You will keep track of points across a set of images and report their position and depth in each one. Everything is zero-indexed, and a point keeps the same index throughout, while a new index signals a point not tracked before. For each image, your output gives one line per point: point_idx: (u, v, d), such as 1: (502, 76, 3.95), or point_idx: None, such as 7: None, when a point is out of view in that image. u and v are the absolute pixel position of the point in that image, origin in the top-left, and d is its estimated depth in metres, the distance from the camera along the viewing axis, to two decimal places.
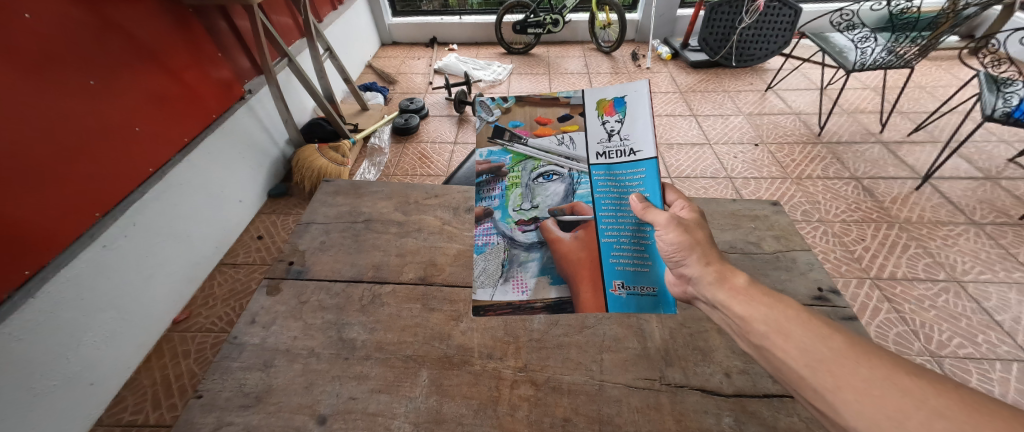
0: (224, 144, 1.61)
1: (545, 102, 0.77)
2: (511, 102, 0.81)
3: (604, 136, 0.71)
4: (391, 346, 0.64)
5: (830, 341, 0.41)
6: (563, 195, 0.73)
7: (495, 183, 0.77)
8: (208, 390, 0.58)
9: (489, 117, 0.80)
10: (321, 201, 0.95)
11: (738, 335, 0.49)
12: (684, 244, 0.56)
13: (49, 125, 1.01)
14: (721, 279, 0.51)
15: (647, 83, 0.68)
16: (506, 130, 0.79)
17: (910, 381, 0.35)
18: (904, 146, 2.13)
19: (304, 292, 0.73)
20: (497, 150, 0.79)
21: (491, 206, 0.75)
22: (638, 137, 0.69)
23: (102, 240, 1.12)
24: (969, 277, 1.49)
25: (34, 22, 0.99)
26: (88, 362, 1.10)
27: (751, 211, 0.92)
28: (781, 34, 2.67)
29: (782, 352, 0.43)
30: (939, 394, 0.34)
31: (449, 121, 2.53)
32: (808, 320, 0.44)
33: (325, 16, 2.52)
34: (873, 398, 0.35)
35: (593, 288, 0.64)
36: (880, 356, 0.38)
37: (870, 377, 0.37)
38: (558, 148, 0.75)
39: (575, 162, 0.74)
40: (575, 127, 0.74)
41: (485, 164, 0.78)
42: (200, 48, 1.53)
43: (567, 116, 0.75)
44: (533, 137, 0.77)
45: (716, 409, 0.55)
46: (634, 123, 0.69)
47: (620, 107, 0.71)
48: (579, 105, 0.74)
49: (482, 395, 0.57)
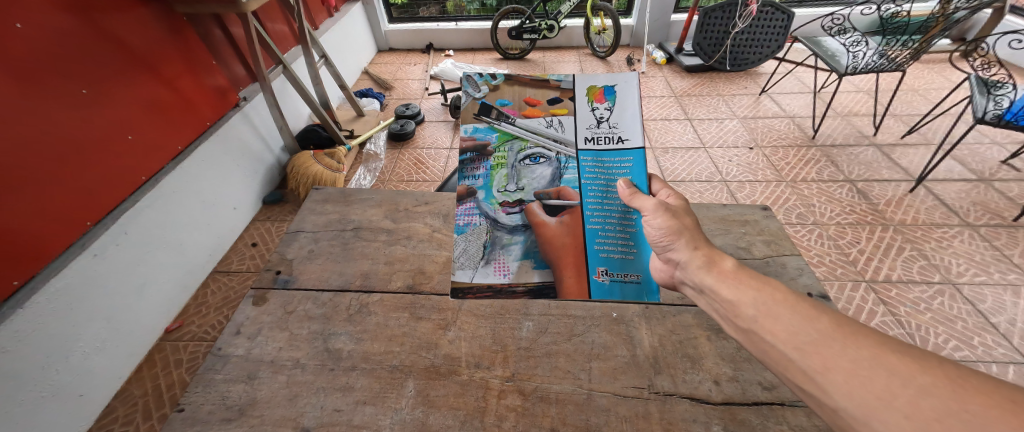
0: (217, 150, 1.60)
1: (535, 83, 0.70)
2: (500, 79, 0.71)
3: (593, 122, 0.69)
4: (377, 357, 0.63)
5: (817, 324, 0.40)
6: (549, 179, 0.70)
7: (479, 163, 0.71)
8: (190, 403, 0.57)
9: (477, 93, 0.71)
10: (310, 208, 0.95)
11: (725, 321, 0.48)
12: (673, 229, 0.56)
13: (47, 134, 1.02)
14: (710, 264, 0.51)
15: (637, 74, 0.67)
16: (493, 109, 0.71)
17: (897, 359, 0.35)
18: (897, 148, 2.13)
19: (291, 302, 0.72)
20: (482, 127, 0.72)
21: (474, 186, 0.71)
22: (626, 127, 0.68)
23: (92, 249, 1.11)
24: (963, 279, 1.49)
25: (25, 31, 0.99)
26: (77, 374, 1.09)
27: (742, 215, 0.91)
28: (775, 38, 2.73)
29: (771, 334, 0.42)
30: (924, 372, 0.33)
31: (444, 126, 2.53)
32: (796, 302, 0.43)
33: (319, 22, 2.54)
34: (862, 379, 0.35)
35: (577, 272, 0.65)
36: (866, 335, 0.38)
37: (857, 357, 0.36)
38: (547, 130, 0.70)
39: (564, 146, 0.69)
40: (564, 111, 0.69)
41: (469, 142, 0.71)
42: (195, 56, 1.54)
43: (557, 100, 0.69)
44: (521, 117, 0.70)
45: (705, 418, 0.55)
46: (623, 112, 0.68)
47: (610, 95, 0.68)
48: (570, 90, 0.69)
49: (469, 406, 0.57)
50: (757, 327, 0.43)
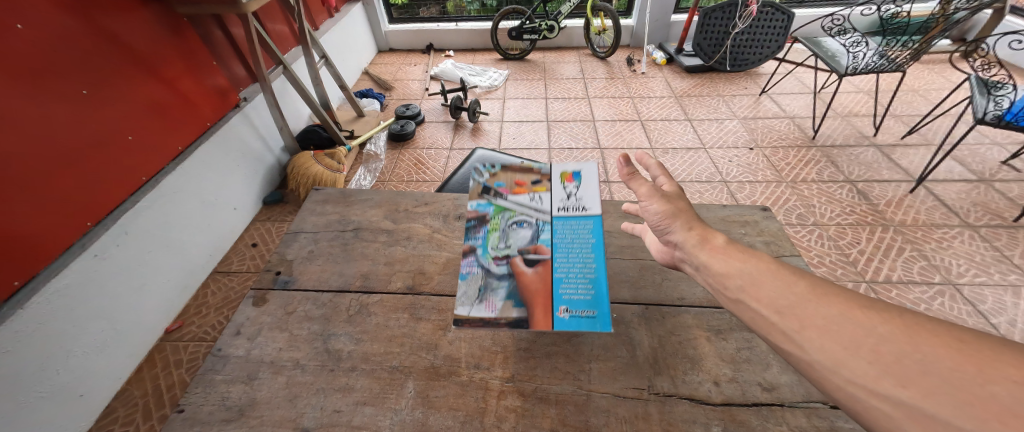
0: (218, 150, 1.60)
1: (523, 171, 0.84)
2: (498, 168, 0.85)
3: (564, 197, 0.77)
4: (377, 357, 0.63)
5: (794, 288, 0.44)
6: (529, 238, 0.73)
7: (479, 228, 0.77)
8: (191, 404, 0.58)
9: (479, 177, 0.84)
10: (310, 209, 0.95)
11: (715, 292, 0.51)
12: (669, 212, 0.57)
13: (48, 135, 1.03)
14: (703, 241, 0.53)
15: (596, 163, 0.78)
16: (491, 189, 0.82)
17: (862, 313, 0.39)
18: (898, 149, 2.13)
19: (291, 303, 0.72)
20: (483, 202, 0.80)
21: (475, 244, 0.75)
22: (590, 200, 0.76)
23: (92, 250, 1.11)
24: (964, 280, 1.49)
25: (26, 32, 0.99)
26: (78, 374, 1.09)
27: (741, 216, 0.91)
28: (775, 38, 2.73)
29: (754, 300, 0.45)
30: (885, 322, 0.37)
31: (444, 126, 2.53)
32: (778, 270, 0.46)
33: (320, 23, 2.54)
34: (833, 333, 0.38)
35: (543, 307, 0.63)
36: (837, 294, 0.41)
37: (828, 314, 0.40)
38: (530, 204, 0.78)
39: (541, 213, 0.76)
40: (543, 189, 0.79)
41: (473, 212, 0.79)
42: (196, 57, 1.54)
43: (538, 181, 0.81)
44: (512, 195, 0.80)
45: (705, 419, 0.55)
46: (588, 189, 0.76)
47: (577, 177, 0.79)
48: (547, 175, 0.82)
49: (469, 407, 0.57)
50: (743, 295, 0.46)
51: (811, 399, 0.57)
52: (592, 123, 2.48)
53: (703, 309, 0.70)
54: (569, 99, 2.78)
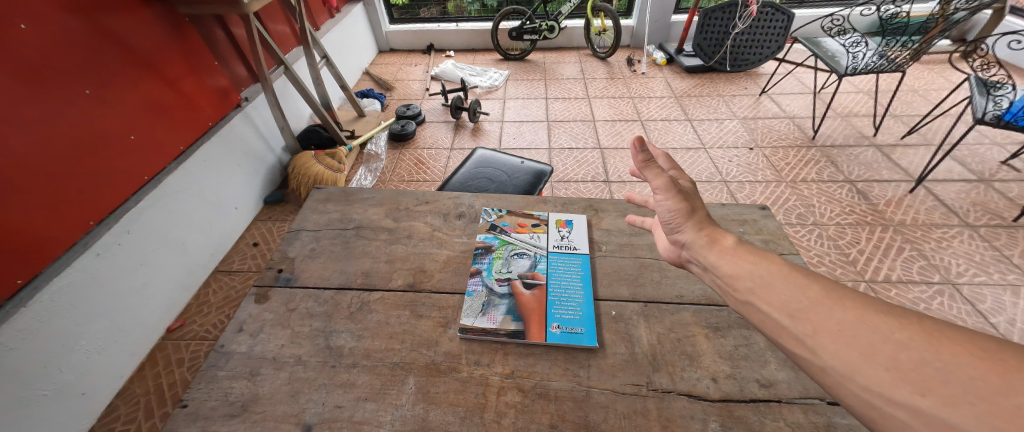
0: (219, 150, 1.60)
1: (524, 216, 0.93)
2: (503, 212, 0.94)
3: (558, 238, 0.85)
4: (378, 354, 0.64)
5: (807, 291, 0.44)
6: (529, 266, 0.78)
7: (484, 255, 0.81)
8: (193, 399, 0.58)
9: (489, 216, 0.92)
10: (311, 208, 0.96)
11: (725, 294, 0.51)
12: (681, 211, 0.57)
13: (50, 133, 1.03)
14: (712, 242, 0.55)
15: (584, 214, 0.92)
16: (496, 227, 0.89)
17: (877, 318, 0.39)
18: (897, 149, 2.14)
19: (293, 300, 0.73)
20: (489, 236, 0.86)
21: (479, 266, 0.79)
22: (580, 242, 0.85)
23: (95, 249, 1.12)
24: (963, 279, 1.49)
25: (29, 32, 1.00)
26: (80, 372, 1.10)
27: (740, 215, 0.92)
28: (775, 38, 2.73)
29: (766, 304, 0.46)
30: (902, 328, 0.37)
31: (444, 126, 2.54)
32: (790, 274, 0.47)
33: (321, 22, 2.55)
34: (848, 339, 0.39)
35: (538, 321, 0.67)
36: (852, 298, 0.42)
37: (843, 320, 0.40)
38: (530, 240, 0.85)
39: (539, 248, 0.83)
40: (541, 230, 0.88)
41: (480, 243, 0.85)
42: (197, 57, 1.55)
43: (537, 224, 0.89)
44: (514, 233, 0.87)
45: (703, 415, 0.55)
46: (579, 234, 0.86)
47: (569, 224, 0.89)
48: (545, 220, 0.91)
49: (469, 403, 0.57)
50: (754, 298, 0.47)
51: (808, 396, 0.57)
52: (592, 123, 2.49)
53: (703, 307, 0.70)
54: (569, 99, 2.78)
